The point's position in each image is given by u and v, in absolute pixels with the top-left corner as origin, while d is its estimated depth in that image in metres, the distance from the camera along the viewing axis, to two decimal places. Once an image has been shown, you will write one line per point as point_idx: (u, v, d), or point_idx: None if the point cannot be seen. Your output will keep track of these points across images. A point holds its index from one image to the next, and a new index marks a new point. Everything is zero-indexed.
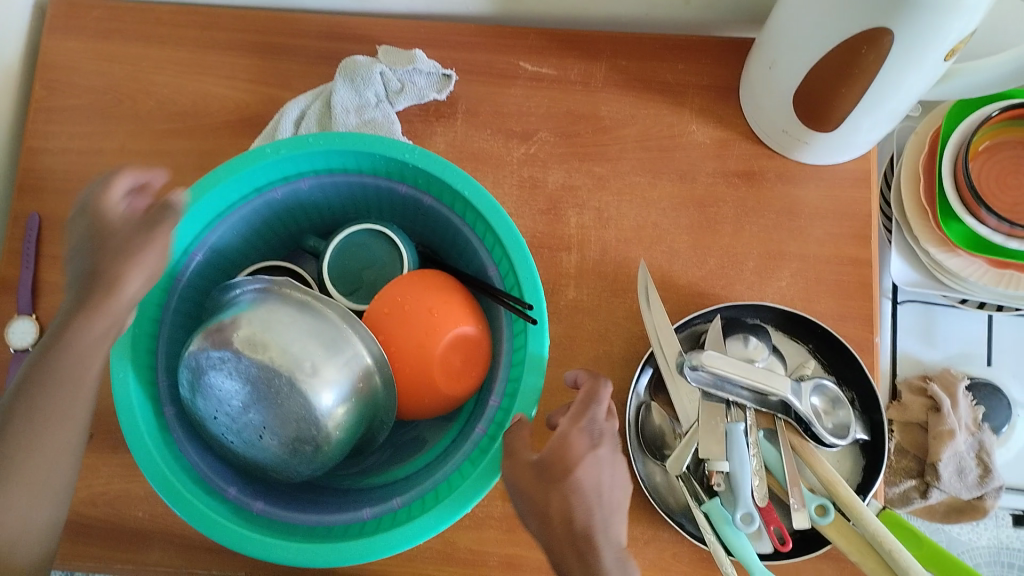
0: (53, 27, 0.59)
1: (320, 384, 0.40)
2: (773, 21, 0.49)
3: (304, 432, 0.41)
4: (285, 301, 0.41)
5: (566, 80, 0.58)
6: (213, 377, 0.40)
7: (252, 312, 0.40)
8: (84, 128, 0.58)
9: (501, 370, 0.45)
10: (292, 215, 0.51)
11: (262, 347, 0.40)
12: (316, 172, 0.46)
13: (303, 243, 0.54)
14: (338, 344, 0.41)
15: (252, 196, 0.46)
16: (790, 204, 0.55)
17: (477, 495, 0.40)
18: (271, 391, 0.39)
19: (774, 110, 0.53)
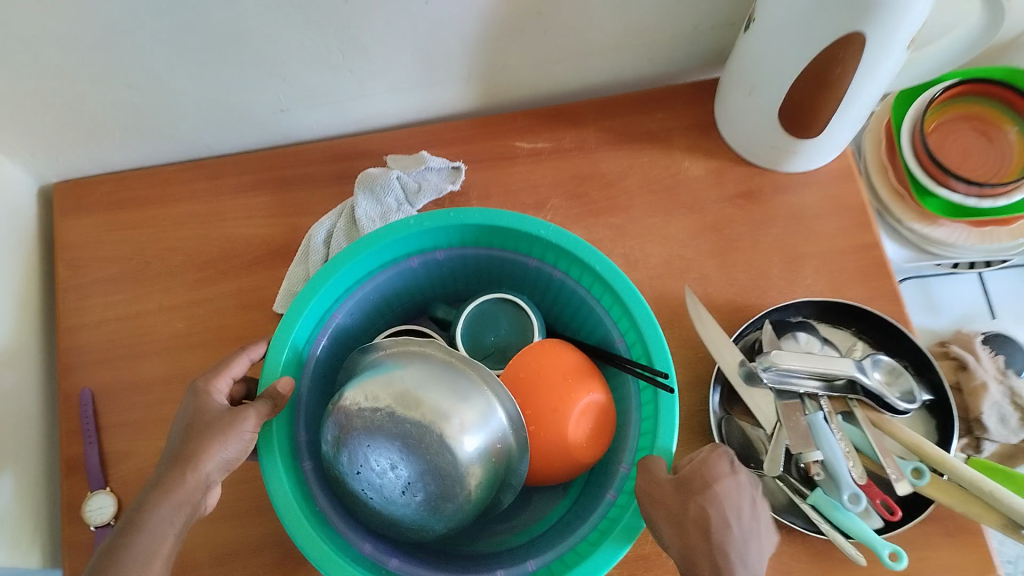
0: (64, 209, 0.61)
1: (465, 439, 0.46)
2: (745, 52, 0.54)
3: (448, 476, 0.46)
4: (429, 367, 0.47)
5: (562, 148, 0.62)
6: (365, 428, 0.46)
7: (400, 377, 0.47)
8: (115, 296, 0.58)
9: (628, 443, 0.49)
10: (406, 291, 0.56)
11: (415, 402, 0.46)
12: (435, 247, 0.52)
13: (431, 310, 0.59)
14: (477, 401, 0.47)
15: (389, 265, 0.52)
16: (794, 210, 0.60)
17: (623, 548, 0.43)
18: (420, 443, 0.45)
19: (760, 131, 0.58)
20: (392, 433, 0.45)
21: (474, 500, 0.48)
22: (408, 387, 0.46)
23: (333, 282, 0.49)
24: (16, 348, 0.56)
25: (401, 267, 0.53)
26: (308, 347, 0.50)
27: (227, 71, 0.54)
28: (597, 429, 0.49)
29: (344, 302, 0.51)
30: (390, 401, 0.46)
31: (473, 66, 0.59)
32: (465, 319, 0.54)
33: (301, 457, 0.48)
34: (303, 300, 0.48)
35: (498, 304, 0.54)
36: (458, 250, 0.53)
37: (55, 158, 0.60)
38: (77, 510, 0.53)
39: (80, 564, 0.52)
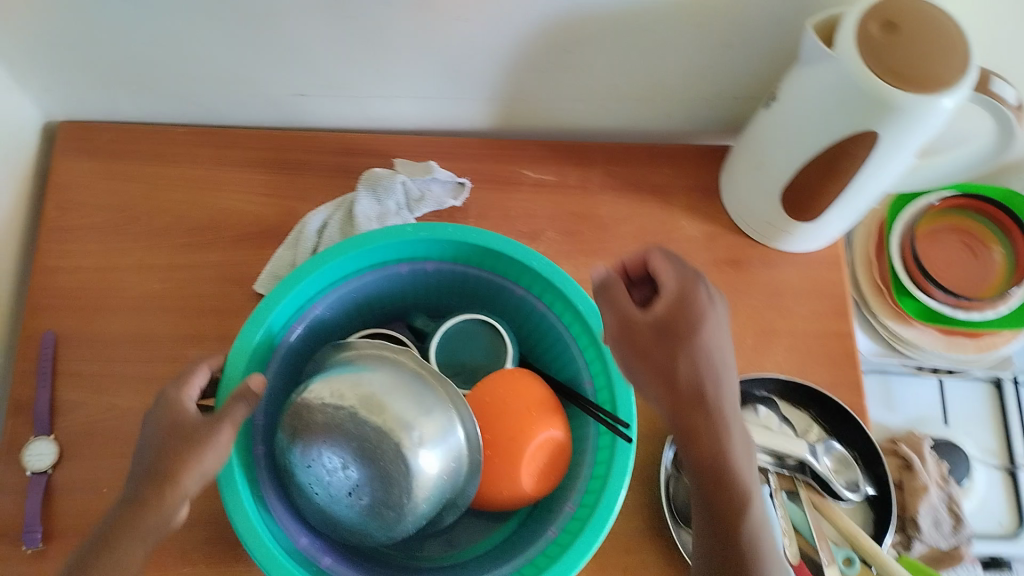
0: (65, 149, 0.60)
1: (422, 453, 0.46)
2: (758, 128, 0.56)
3: (398, 488, 0.46)
4: (400, 375, 0.48)
5: (566, 184, 0.63)
6: (324, 423, 0.46)
7: (370, 380, 0.47)
8: (99, 245, 0.58)
9: (578, 483, 0.49)
10: (388, 297, 0.56)
11: (379, 408, 0.46)
12: (425, 258, 0.53)
13: (411, 319, 0.59)
14: (440, 418, 0.47)
15: (377, 266, 0.52)
16: (776, 286, 0.62)
17: None
18: (374, 446, 0.45)
19: (760, 205, 0.59)
20: (348, 432, 0.46)
21: (418, 517, 0.48)
22: (372, 390, 0.47)
23: (317, 275, 0.49)
24: None
25: (387, 272, 0.53)
26: (282, 333, 0.50)
27: (256, 47, 0.55)
28: (551, 464, 0.50)
29: (325, 295, 0.51)
30: (355, 402, 0.46)
31: (495, 88, 0.60)
32: (445, 332, 0.55)
33: (255, 438, 0.48)
34: (283, 288, 0.48)
35: (481, 326, 0.55)
36: (447, 264, 0.53)
37: (65, 97, 0.60)
38: (16, 453, 0.53)
39: (12, 508, 0.52)
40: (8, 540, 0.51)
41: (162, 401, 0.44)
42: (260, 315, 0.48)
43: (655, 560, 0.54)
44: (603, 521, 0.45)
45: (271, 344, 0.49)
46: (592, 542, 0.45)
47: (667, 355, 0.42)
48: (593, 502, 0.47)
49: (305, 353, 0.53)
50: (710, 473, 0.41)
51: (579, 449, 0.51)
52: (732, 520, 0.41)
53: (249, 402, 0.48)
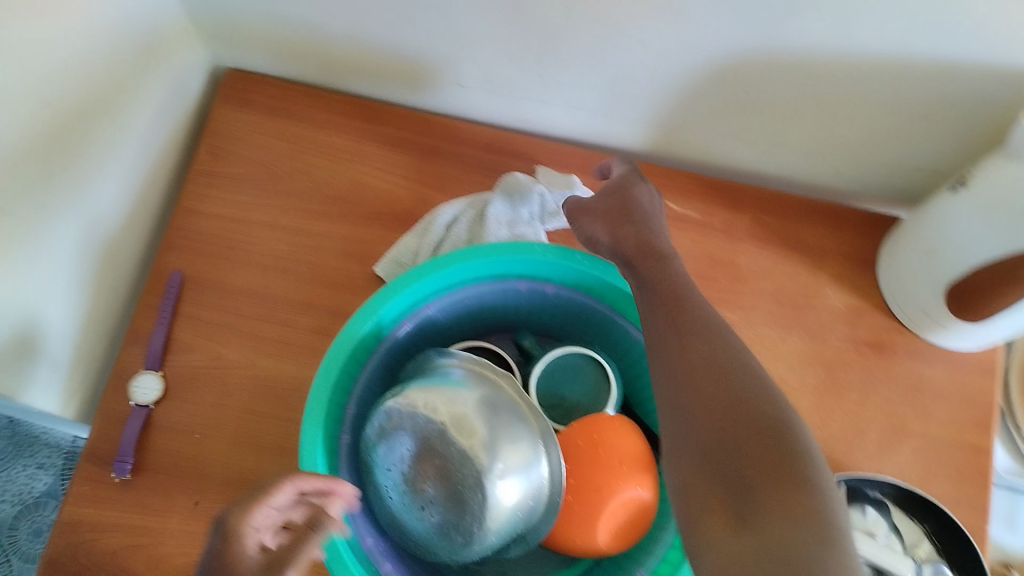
0: (226, 95, 0.62)
1: (501, 483, 0.45)
2: (936, 213, 0.50)
3: (470, 513, 0.45)
4: (495, 398, 0.46)
5: (711, 226, 0.59)
6: (412, 431, 0.46)
7: (465, 398, 0.46)
8: (238, 196, 0.59)
9: (657, 549, 0.47)
10: (500, 309, 0.54)
11: (467, 429, 0.45)
12: (548, 279, 0.51)
13: (518, 335, 0.56)
14: (526, 452, 0.45)
15: (498, 278, 0.51)
16: (915, 381, 0.56)
17: None
18: (455, 468, 0.45)
19: (919, 291, 0.54)
20: (434, 448, 0.45)
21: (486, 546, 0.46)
22: (465, 409, 0.46)
23: (436, 276, 0.48)
24: (133, 208, 0.58)
25: (505, 286, 0.51)
26: (390, 326, 0.49)
27: (422, 31, 0.54)
28: (631, 523, 0.47)
29: (439, 297, 0.50)
30: (445, 416, 0.46)
31: (655, 113, 0.57)
32: (552, 360, 0.53)
33: (344, 427, 0.48)
34: (401, 283, 0.48)
35: (589, 362, 0.53)
36: (569, 289, 0.51)
37: (236, 46, 0.61)
38: (124, 382, 0.55)
39: (112, 433, 0.53)
40: (102, 465, 0.52)
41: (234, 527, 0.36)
42: (374, 304, 0.47)
43: None
44: None
45: (378, 335, 0.49)
46: None
47: (621, 207, 0.49)
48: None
49: (408, 350, 0.52)
50: (710, 388, 0.38)
51: (665, 512, 0.48)
52: (754, 428, 0.36)
53: (344, 391, 0.47)
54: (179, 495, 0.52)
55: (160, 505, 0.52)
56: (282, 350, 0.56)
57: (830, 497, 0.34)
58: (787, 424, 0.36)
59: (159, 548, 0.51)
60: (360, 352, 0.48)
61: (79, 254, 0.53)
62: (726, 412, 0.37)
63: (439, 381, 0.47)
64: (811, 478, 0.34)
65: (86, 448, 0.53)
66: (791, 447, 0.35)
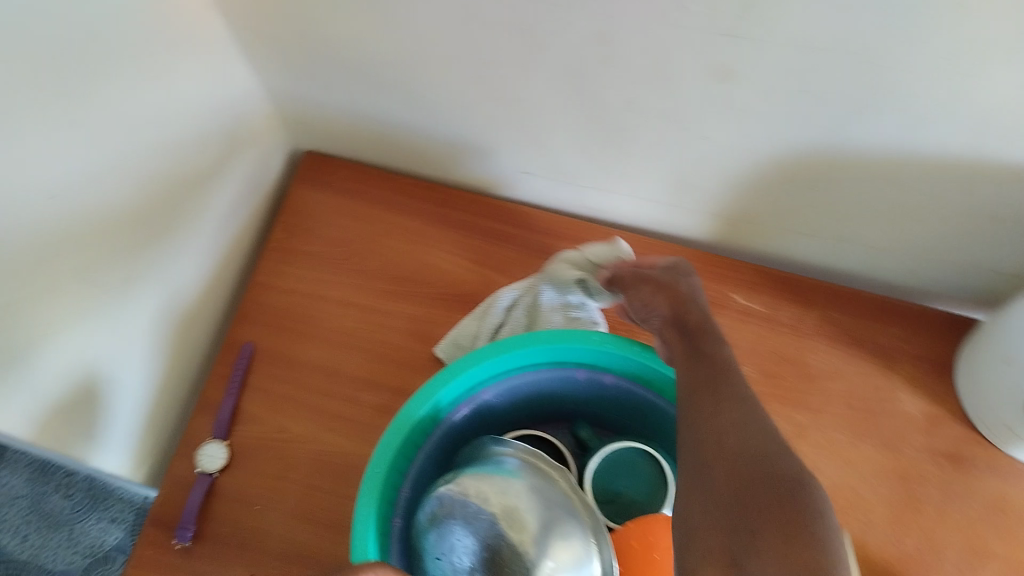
0: (303, 176, 0.65)
1: None
2: (1014, 323, 0.49)
3: None
4: (549, 492, 0.45)
5: (776, 320, 0.59)
6: (463, 521, 0.45)
7: (517, 490, 0.45)
8: (310, 273, 0.61)
9: None
10: (558, 397, 0.54)
11: (517, 522, 0.44)
12: (607, 369, 0.50)
13: (575, 425, 0.56)
14: (577, 551, 0.44)
15: (557, 365, 0.51)
16: (998, 499, 0.52)
17: None
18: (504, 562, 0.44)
19: (1000, 404, 0.51)
20: (485, 540, 0.45)
21: None
22: (517, 502, 0.45)
23: (493, 362, 0.48)
24: (211, 280, 0.61)
25: (563, 373, 0.51)
26: (447, 411, 0.49)
27: (491, 120, 0.56)
28: None
29: (497, 383, 0.50)
30: (496, 506, 0.45)
31: (720, 204, 0.57)
32: (606, 454, 0.52)
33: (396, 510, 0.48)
34: (460, 368, 0.48)
35: (644, 458, 0.52)
36: (628, 380, 0.50)
37: (318, 131, 0.64)
38: (188, 449, 0.56)
39: (177, 500, 0.55)
40: (166, 531, 0.53)
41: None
42: (431, 388, 0.47)
43: None
44: None
45: (435, 418, 0.49)
46: None
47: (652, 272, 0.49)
48: None
49: (463, 433, 0.52)
50: (709, 401, 0.38)
51: None
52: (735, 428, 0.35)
53: (399, 473, 0.47)
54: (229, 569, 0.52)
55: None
56: (341, 426, 0.56)
57: (836, 547, 0.29)
58: (785, 443, 0.34)
59: None
60: (416, 435, 0.48)
61: (157, 322, 0.55)
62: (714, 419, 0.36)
63: (494, 469, 0.47)
64: (816, 528, 0.29)
65: (152, 513, 0.54)
66: (804, 500, 0.31)
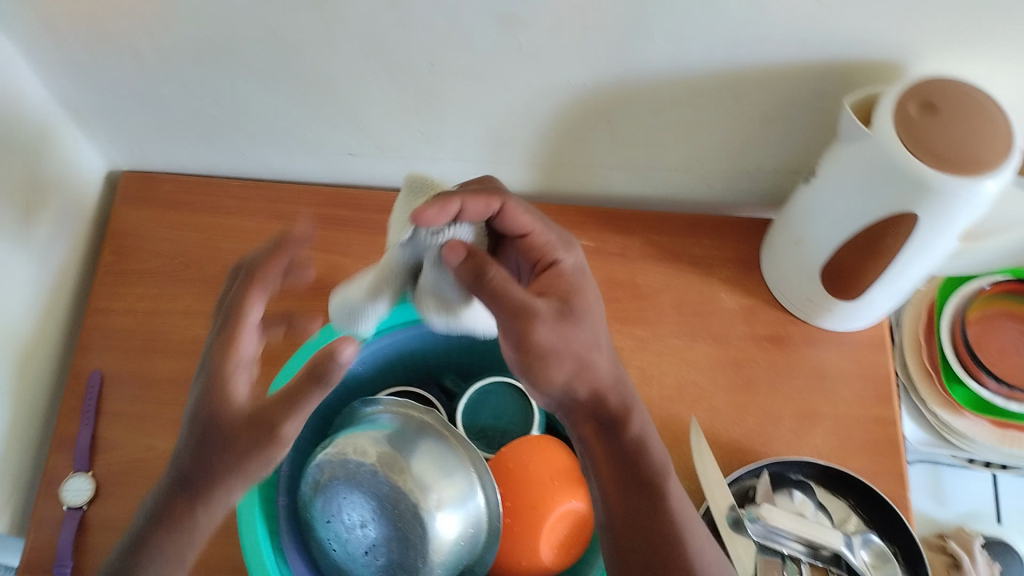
0: (124, 197, 0.64)
1: (440, 515, 0.46)
2: (797, 206, 0.56)
3: (413, 550, 0.46)
4: (425, 437, 0.49)
5: (604, 251, 0.64)
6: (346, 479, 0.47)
7: (396, 440, 0.48)
8: (149, 291, 0.61)
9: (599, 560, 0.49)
10: (419, 356, 0.57)
11: (400, 468, 0.47)
12: None
13: (440, 380, 0.59)
14: (460, 484, 0.47)
15: (412, 326, 0.53)
16: (816, 366, 0.60)
17: None
18: (392, 507, 0.46)
19: (800, 282, 0.58)
20: (371, 492, 0.46)
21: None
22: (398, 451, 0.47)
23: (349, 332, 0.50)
24: (44, 315, 0.59)
25: (419, 332, 0.54)
26: None
27: (304, 105, 0.57)
28: (572, 536, 0.48)
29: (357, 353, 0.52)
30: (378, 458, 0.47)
31: (535, 152, 0.61)
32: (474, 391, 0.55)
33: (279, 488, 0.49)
34: None
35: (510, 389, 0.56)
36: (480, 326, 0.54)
37: (128, 149, 0.63)
38: (52, 488, 0.54)
39: (47, 540, 0.53)
40: (42, 573, 0.52)
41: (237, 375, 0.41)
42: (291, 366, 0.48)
43: None
44: None
45: None
46: None
47: (553, 324, 0.41)
48: None
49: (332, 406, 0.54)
50: (619, 486, 0.44)
51: None
52: (662, 545, 0.43)
53: None
54: None
55: None
56: None
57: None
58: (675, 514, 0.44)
59: None
60: None
61: None
62: (651, 536, 0.43)
63: (370, 427, 0.49)
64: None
65: (23, 559, 0.52)
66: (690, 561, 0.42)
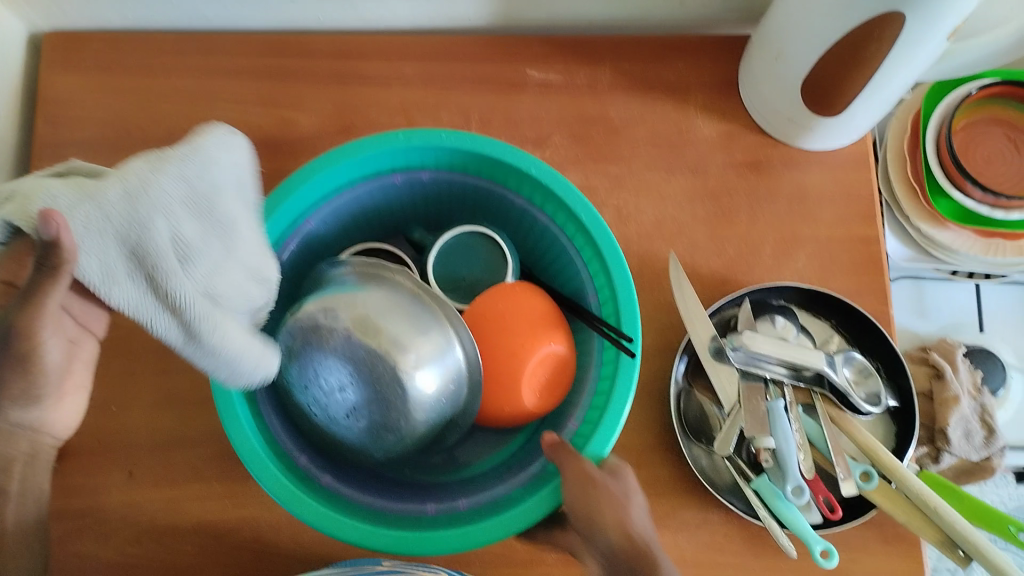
0: (48, 62, 0.59)
1: (418, 373, 0.46)
2: (775, 16, 0.51)
3: (399, 403, 0.46)
4: (401, 293, 0.47)
5: (573, 84, 0.60)
6: (319, 343, 0.45)
7: (367, 299, 0.46)
8: (90, 163, 0.58)
9: (582, 397, 0.48)
10: (383, 203, 0.55)
11: (372, 330, 0.45)
12: (423, 165, 0.51)
13: (408, 234, 0.60)
14: (428, 334, 0.46)
15: (372, 176, 0.51)
16: (797, 189, 0.58)
17: (540, 511, 0.43)
18: (368, 368, 0.45)
19: (778, 100, 0.55)
20: (341, 351, 0.45)
21: (425, 431, 0.48)
22: (363, 312, 0.45)
23: (313, 184, 0.47)
24: None
25: (384, 182, 0.52)
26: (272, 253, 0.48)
27: None
28: (552, 380, 0.50)
29: (324, 204, 0.50)
30: (346, 326, 0.45)
31: None
32: (443, 241, 0.56)
33: None
34: (283, 193, 0.46)
35: (482, 241, 0.56)
36: (445, 173, 0.52)
37: (42, 7, 0.58)
38: None
39: None
40: None
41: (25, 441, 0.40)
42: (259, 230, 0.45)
43: (663, 474, 0.53)
44: (608, 439, 0.44)
45: None
46: (599, 454, 0.43)
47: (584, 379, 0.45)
48: (597, 413, 0.45)
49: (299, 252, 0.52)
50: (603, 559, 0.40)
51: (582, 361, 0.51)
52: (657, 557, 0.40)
53: None
54: (107, 471, 0.52)
55: (88, 487, 0.52)
56: None
57: None
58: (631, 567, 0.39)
59: (106, 523, 0.52)
60: None
61: None
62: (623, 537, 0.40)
63: (341, 278, 0.48)
64: None
65: None
66: None
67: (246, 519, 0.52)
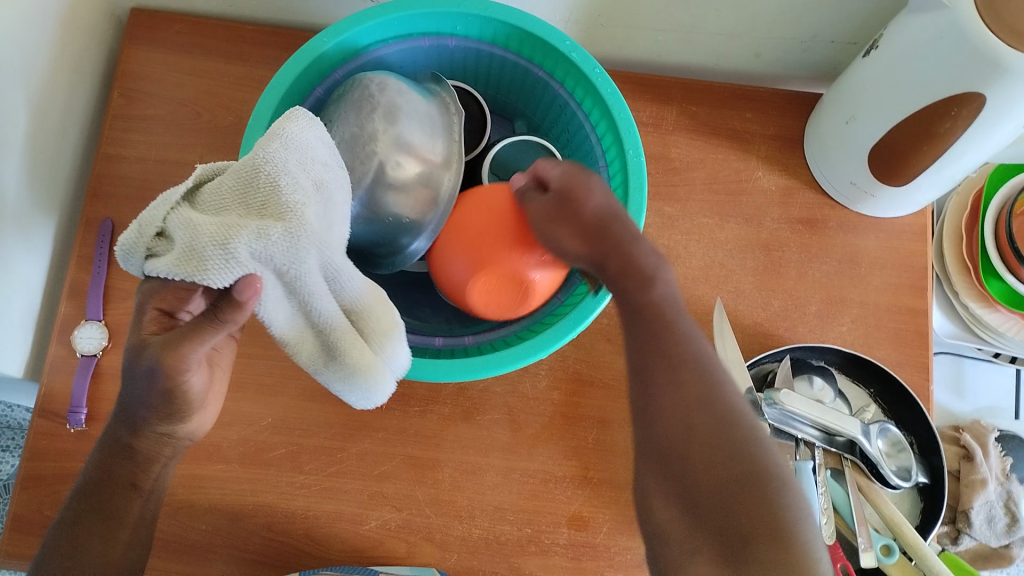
0: (131, 37, 0.61)
1: (412, 171, 0.49)
2: (851, 81, 0.51)
3: (387, 187, 0.48)
4: (424, 106, 0.50)
5: (639, 122, 0.60)
6: (355, 101, 0.48)
7: (394, 87, 0.49)
8: (158, 139, 0.59)
9: (518, 324, 0.51)
10: (479, 69, 0.58)
11: (391, 115, 0.48)
12: (518, 52, 0.54)
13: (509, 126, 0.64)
14: (432, 139, 0.50)
15: (473, 38, 0.54)
16: (850, 253, 0.58)
17: (487, 371, 0.45)
18: (362, 144, 0.47)
19: (844, 163, 0.55)
20: (353, 120, 0.47)
21: (405, 229, 0.50)
22: (400, 104, 0.49)
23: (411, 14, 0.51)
24: (52, 160, 0.58)
25: (481, 50, 0.55)
26: (360, 47, 0.53)
27: None
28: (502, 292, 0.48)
29: (415, 38, 0.54)
30: (371, 107, 0.48)
31: (573, 11, 0.56)
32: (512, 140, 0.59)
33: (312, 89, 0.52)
34: (391, 8, 0.50)
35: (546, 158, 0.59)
36: (537, 70, 0.54)
37: None
38: (65, 335, 0.55)
39: (63, 387, 0.54)
40: (56, 419, 0.54)
41: (171, 446, 0.42)
42: (338, 28, 0.50)
43: None
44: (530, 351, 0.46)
45: (354, 49, 0.52)
46: (518, 357, 0.46)
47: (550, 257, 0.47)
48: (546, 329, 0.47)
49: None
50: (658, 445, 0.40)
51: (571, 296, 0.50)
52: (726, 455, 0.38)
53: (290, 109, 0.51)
54: None
55: None
56: None
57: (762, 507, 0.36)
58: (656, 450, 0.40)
59: None
60: (308, 83, 0.51)
61: None
62: (643, 324, 0.42)
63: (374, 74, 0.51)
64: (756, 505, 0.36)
65: (38, 405, 0.54)
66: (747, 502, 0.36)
67: (264, 505, 0.53)
